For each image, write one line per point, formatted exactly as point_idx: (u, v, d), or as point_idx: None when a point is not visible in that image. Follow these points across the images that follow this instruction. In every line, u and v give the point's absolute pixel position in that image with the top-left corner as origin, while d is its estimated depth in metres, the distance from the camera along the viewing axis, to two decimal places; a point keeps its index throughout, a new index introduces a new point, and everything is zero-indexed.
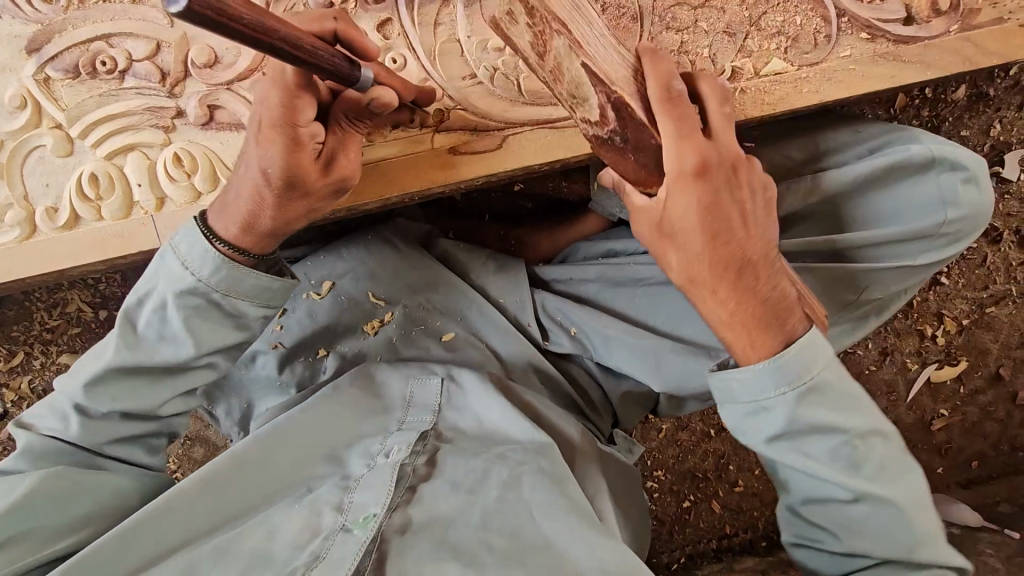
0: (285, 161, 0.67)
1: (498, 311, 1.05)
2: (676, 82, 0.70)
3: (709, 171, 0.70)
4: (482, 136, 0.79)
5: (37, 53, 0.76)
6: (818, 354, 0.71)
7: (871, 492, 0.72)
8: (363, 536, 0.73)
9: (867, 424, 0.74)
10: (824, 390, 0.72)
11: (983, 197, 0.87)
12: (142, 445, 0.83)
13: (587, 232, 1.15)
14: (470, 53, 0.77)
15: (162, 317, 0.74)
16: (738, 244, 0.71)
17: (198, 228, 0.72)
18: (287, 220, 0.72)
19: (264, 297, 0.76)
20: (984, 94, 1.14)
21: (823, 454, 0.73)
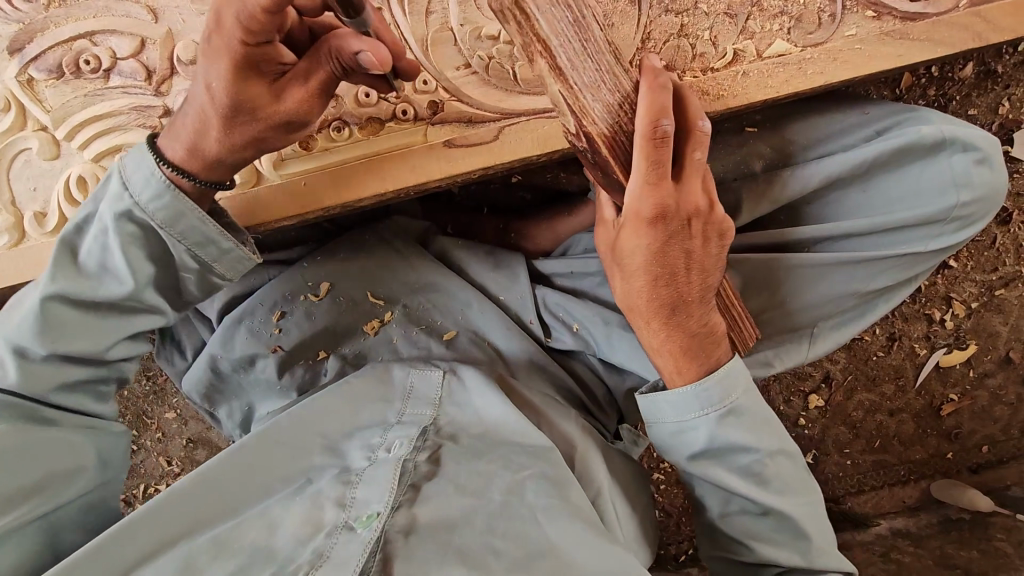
0: (230, 78, 0.64)
1: (498, 309, 1.04)
2: (665, 121, 0.65)
3: (666, 220, 0.69)
4: (478, 128, 0.76)
5: (19, 54, 0.74)
6: (736, 382, 0.76)
7: (776, 508, 0.78)
8: (367, 535, 0.72)
9: (776, 445, 0.80)
10: (740, 408, 0.77)
11: (996, 175, 0.85)
12: (89, 392, 0.77)
13: (585, 222, 1.10)
14: (464, 42, 0.75)
15: (101, 244, 0.70)
16: (681, 284, 0.73)
17: (146, 152, 0.69)
18: (233, 150, 0.69)
19: (205, 249, 0.71)
20: (992, 71, 1.12)
21: (738, 471, 0.79)
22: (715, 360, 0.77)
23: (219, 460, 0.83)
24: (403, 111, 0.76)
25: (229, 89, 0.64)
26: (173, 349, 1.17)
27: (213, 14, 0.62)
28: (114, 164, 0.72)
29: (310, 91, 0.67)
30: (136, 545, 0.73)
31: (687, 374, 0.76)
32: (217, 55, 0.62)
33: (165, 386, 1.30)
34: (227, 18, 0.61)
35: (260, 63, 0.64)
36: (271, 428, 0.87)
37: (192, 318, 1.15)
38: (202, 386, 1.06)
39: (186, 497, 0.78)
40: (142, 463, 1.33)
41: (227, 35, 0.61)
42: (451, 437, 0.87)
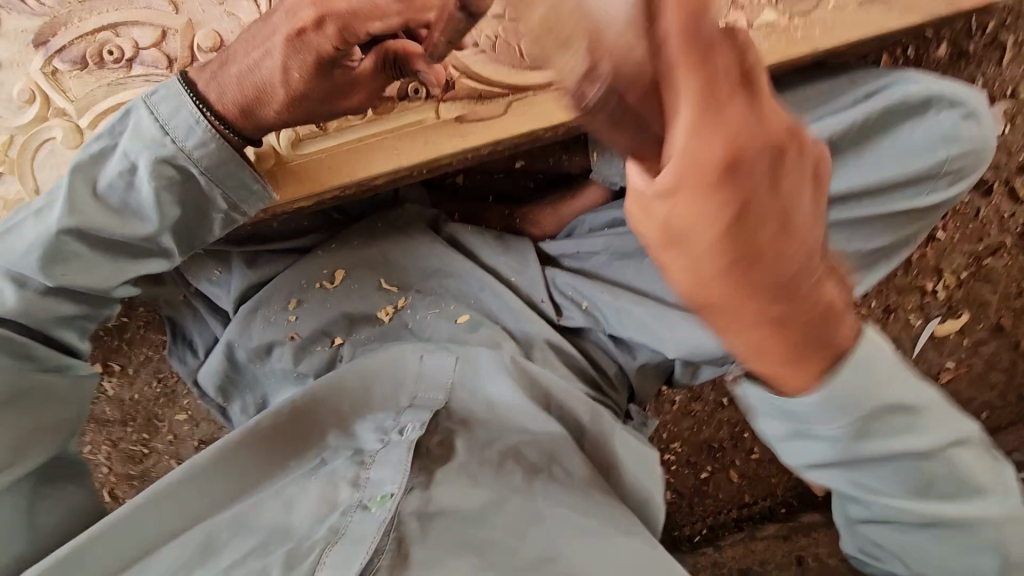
0: (307, 75, 0.69)
1: (508, 290, 1.05)
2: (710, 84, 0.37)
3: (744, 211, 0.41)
4: (488, 104, 0.80)
5: (45, 46, 0.77)
6: (881, 371, 0.58)
7: (944, 517, 0.68)
8: (382, 514, 0.74)
9: (942, 443, 0.66)
10: (880, 414, 0.61)
11: (984, 128, 0.89)
12: (76, 329, 0.79)
13: (586, 204, 1.15)
14: (470, 22, 0.78)
15: (128, 182, 0.72)
16: (782, 257, 0.43)
17: (188, 95, 0.70)
18: (287, 122, 0.73)
19: (238, 194, 0.75)
20: (964, 50, 1.18)
21: (889, 483, 0.67)
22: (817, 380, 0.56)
23: (238, 436, 0.86)
24: (416, 90, 0.79)
25: (307, 83, 0.69)
26: (185, 347, 1.18)
27: (311, 12, 0.66)
28: (136, 101, 0.72)
29: (371, 91, 0.74)
30: (160, 523, 0.79)
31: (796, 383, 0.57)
32: (305, 51, 0.67)
33: (175, 389, 1.29)
34: (328, 25, 0.66)
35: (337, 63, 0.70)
36: (289, 407, 0.89)
37: (205, 315, 1.15)
38: (217, 380, 1.08)
39: (204, 475, 0.82)
40: (153, 466, 1.33)
41: (320, 37, 0.66)
42: (462, 422, 0.91)
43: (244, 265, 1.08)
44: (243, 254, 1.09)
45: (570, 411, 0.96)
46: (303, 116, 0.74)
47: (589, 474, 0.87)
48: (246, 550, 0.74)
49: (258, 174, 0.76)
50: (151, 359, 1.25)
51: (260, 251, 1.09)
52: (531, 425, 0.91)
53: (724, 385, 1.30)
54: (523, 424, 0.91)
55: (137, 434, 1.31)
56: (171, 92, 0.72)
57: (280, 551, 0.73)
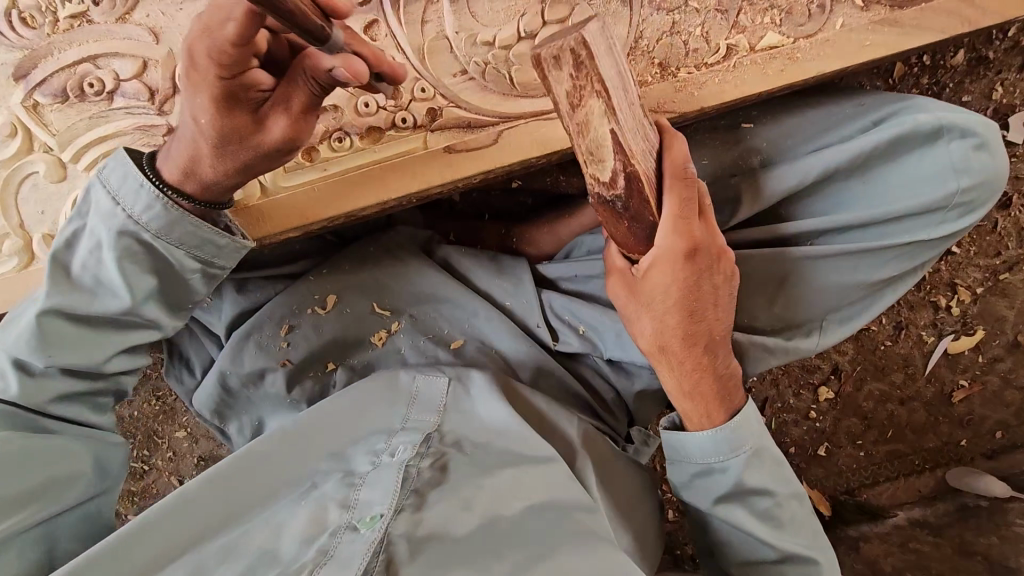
0: (211, 111, 0.65)
1: (502, 315, 1.03)
2: (688, 224, 0.70)
3: (697, 256, 0.72)
4: (477, 133, 0.77)
5: (24, 80, 0.75)
6: (751, 429, 0.82)
7: (793, 553, 0.82)
8: (371, 535, 0.72)
9: (787, 489, 0.84)
10: (752, 459, 0.81)
11: (996, 159, 0.84)
12: (89, 403, 0.81)
13: (586, 223, 1.10)
14: (460, 49, 0.76)
15: (97, 259, 0.71)
16: (706, 320, 0.76)
17: (132, 166, 0.70)
18: (227, 175, 0.70)
19: (204, 250, 0.73)
20: (984, 57, 1.13)
21: (755, 517, 0.83)
22: (733, 403, 0.82)
23: (225, 463, 0.86)
24: (402, 119, 0.77)
25: (213, 122, 0.66)
26: (182, 367, 1.18)
27: (187, 50, 0.63)
28: (92, 178, 0.73)
29: (292, 116, 0.67)
30: (147, 549, 0.76)
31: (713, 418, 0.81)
32: (197, 86, 0.64)
33: (174, 405, 1.30)
34: (200, 56, 0.62)
35: (241, 94, 0.65)
36: (276, 433, 0.90)
37: (198, 334, 1.15)
38: (212, 403, 1.07)
39: (197, 501, 0.82)
40: (153, 483, 1.32)
41: (205, 70, 0.63)
42: (454, 444, 0.88)
43: (235, 290, 1.08)
44: (235, 279, 1.08)
45: (561, 428, 0.95)
46: (243, 164, 0.70)
47: (586, 502, 0.85)
48: (234, 573, 0.72)
49: (224, 220, 0.74)
50: (150, 375, 1.28)
51: (251, 276, 1.08)
52: (525, 451, 0.89)
53: None
54: (518, 447, 0.89)
55: (137, 451, 1.31)
56: (120, 163, 0.71)
57: None
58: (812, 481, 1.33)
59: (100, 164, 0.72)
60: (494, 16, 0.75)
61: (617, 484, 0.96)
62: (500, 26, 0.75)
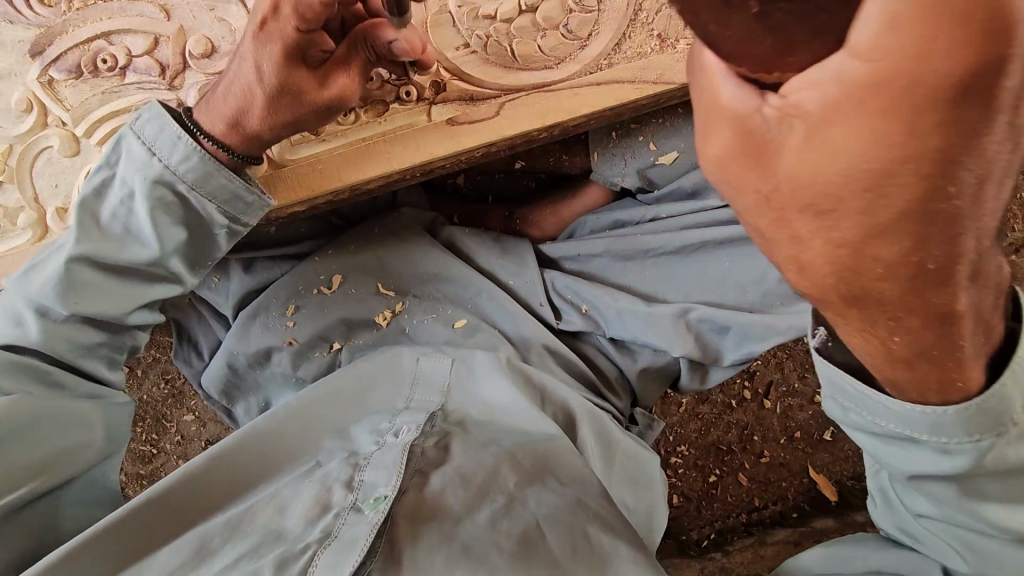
0: (280, 64, 0.67)
1: (506, 294, 1.04)
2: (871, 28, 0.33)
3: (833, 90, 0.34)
4: (479, 106, 0.79)
5: (40, 56, 0.77)
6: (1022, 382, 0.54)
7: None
8: (374, 517, 0.71)
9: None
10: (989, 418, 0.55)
11: None
12: (104, 357, 0.81)
13: (587, 204, 1.13)
14: (462, 22, 0.76)
15: (128, 209, 0.74)
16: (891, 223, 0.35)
17: (168, 116, 0.72)
18: (274, 129, 0.71)
19: (233, 205, 0.74)
20: None
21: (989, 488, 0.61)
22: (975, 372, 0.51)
23: (232, 440, 0.87)
24: (406, 92, 0.77)
25: (278, 74, 0.67)
26: (190, 348, 1.19)
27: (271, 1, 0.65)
28: (124, 128, 0.74)
29: (353, 76, 0.71)
30: (154, 523, 0.78)
31: (961, 379, 0.51)
32: (271, 39, 0.66)
33: (182, 389, 1.32)
34: (285, 8, 0.64)
35: (307, 50, 0.68)
36: (282, 409, 0.91)
37: (207, 316, 1.17)
38: (218, 384, 1.09)
39: (202, 478, 0.83)
40: (161, 467, 1.34)
41: (282, 22, 0.65)
42: (458, 423, 0.90)
43: (242, 270, 1.09)
44: (241, 261, 1.10)
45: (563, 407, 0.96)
46: (291, 120, 0.71)
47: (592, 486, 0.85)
48: (242, 550, 0.72)
49: (251, 183, 0.76)
50: (159, 359, 1.29)
51: (257, 256, 1.10)
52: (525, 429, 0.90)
53: (734, 387, 1.30)
54: (519, 425, 0.91)
55: (145, 435, 1.33)
56: (155, 115, 0.73)
57: (271, 554, 0.69)
58: (817, 466, 1.32)
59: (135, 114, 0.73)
60: None
61: (618, 465, 0.96)
62: None
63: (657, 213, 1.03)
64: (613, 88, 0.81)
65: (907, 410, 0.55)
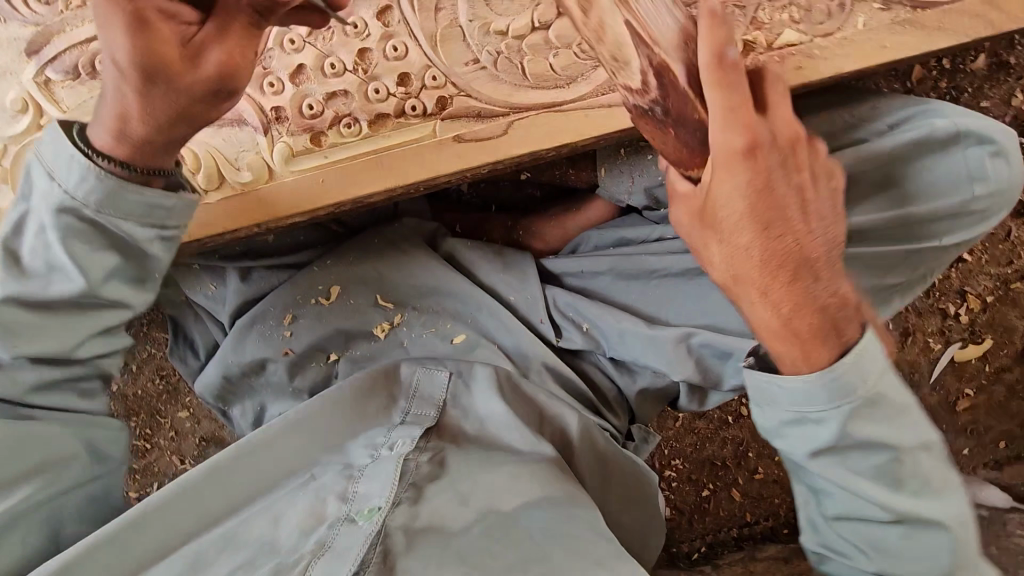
0: (133, 45, 0.64)
1: (506, 311, 1.03)
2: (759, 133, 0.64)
3: (760, 153, 0.64)
4: (486, 124, 0.77)
5: (36, 55, 0.75)
6: (868, 374, 0.68)
7: (910, 513, 0.71)
8: (368, 528, 0.74)
9: (914, 441, 0.71)
10: (864, 407, 0.68)
11: (1012, 171, 0.83)
12: (72, 389, 0.78)
13: (592, 218, 1.12)
14: (472, 38, 0.76)
15: (44, 244, 0.69)
16: (802, 241, 0.68)
17: (65, 138, 0.68)
18: (159, 126, 0.68)
19: (153, 215, 0.70)
20: (1005, 62, 1.13)
21: (867, 472, 0.71)
22: (819, 357, 0.68)
23: (231, 451, 0.85)
24: (411, 107, 0.77)
25: (132, 55, 0.64)
26: (187, 347, 1.18)
27: None
28: (30, 159, 0.71)
29: (232, 50, 0.67)
30: (148, 538, 0.77)
31: (812, 359, 0.68)
32: (112, 20, 0.63)
33: (177, 385, 1.31)
34: None
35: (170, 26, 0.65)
36: (280, 422, 0.88)
37: (204, 319, 1.15)
38: (214, 389, 1.08)
39: (196, 490, 0.81)
40: (154, 462, 1.34)
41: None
42: (452, 439, 0.90)
43: (240, 279, 1.09)
44: (240, 268, 1.09)
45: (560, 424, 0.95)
46: (173, 112, 0.68)
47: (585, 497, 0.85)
48: (234, 566, 0.75)
49: (172, 188, 0.72)
50: (155, 356, 1.28)
51: (255, 265, 1.09)
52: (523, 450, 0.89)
53: (731, 404, 1.29)
54: (512, 444, 0.90)
55: (139, 430, 1.32)
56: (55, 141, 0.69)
57: (264, 568, 0.73)
58: None
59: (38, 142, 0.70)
60: (509, 5, 0.76)
61: (612, 485, 0.96)
62: (515, 15, 0.76)
63: (663, 234, 1.01)
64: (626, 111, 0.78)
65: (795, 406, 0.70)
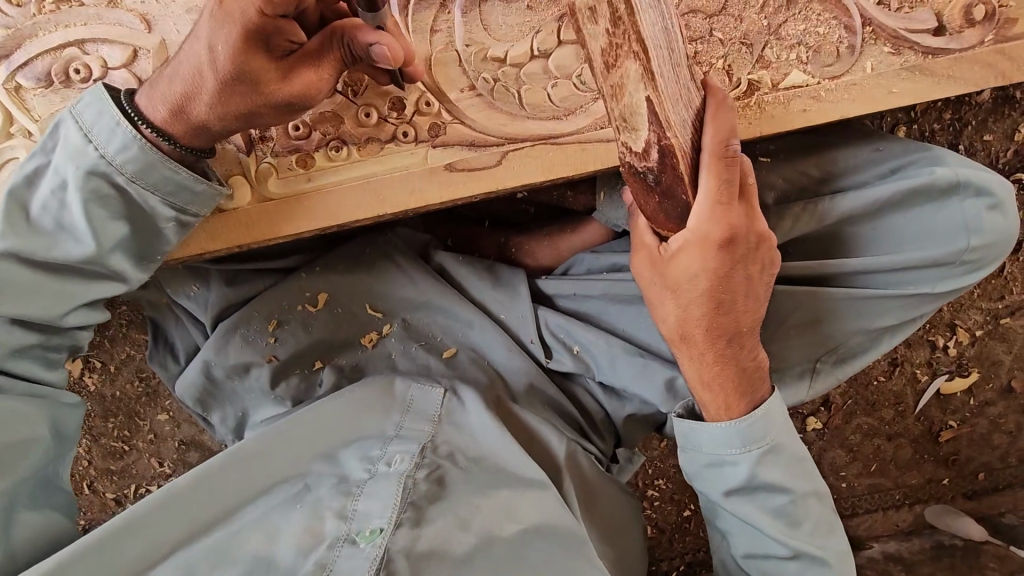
0: (235, 50, 0.62)
1: (498, 329, 1.00)
2: (739, 231, 0.68)
3: (733, 244, 0.68)
4: (480, 152, 0.75)
5: (6, 60, 0.71)
6: (774, 423, 0.76)
7: (804, 551, 0.77)
8: (371, 551, 0.72)
9: (808, 485, 0.79)
10: (770, 450, 0.76)
11: (1008, 222, 0.82)
12: (38, 358, 0.73)
13: (587, 240, 1.10)
14: (469, 64, 0.73)
15: (60, 201, 0.66)
16: (743, 321, 0.73)
17: (110, 101, 0.66)
18: (223, 119, 0.66)
19: (180, 197, 0.68)
20: (1011, 96, 1.11)
21: (769, 512, 0.78)
22: (757, 397, 0.77)
23: (218, 460, 0.83)
24: (403, 133, 0.74)
25: (234, 59, 0.62)
26: (166, 352, 1.15)
27: None
28: (63, 113, 0.67)
29: (322, 72, 0.67)
30: (129, 550, 0.75)
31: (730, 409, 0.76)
32: (224, 21, 0.60)
33: (157, 388, 1.28)
34: None
35: (270, 38, 0.63)
36: (271, 432, 0.87)
37: (183, 320, 1.11)
38: (194, 392, 1.04)
39: (186, 498, 0.79)
40: (133, 464, 1.32)
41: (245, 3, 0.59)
42: (448, 457, 0.85)
43: (224, 283, 1.03)
44: (224, 272, 1.03)
45: (547, 444, 0.93)
46: (243, 112, 0.67)
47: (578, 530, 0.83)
48: None
49: (201, 172, 0.70)
50: (134, 357, 1.25)
51: (242, 269, 1.04)
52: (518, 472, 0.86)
53: None
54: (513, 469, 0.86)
55: (116, 431, 1.29)
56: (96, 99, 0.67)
57: None
58: None
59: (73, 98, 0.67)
60: (507, 31, 0.73)
61: (600, 507, 0.95)
62: (513, 42, 0.73)
63: None
64: None
65: (714, 442, 0.76)
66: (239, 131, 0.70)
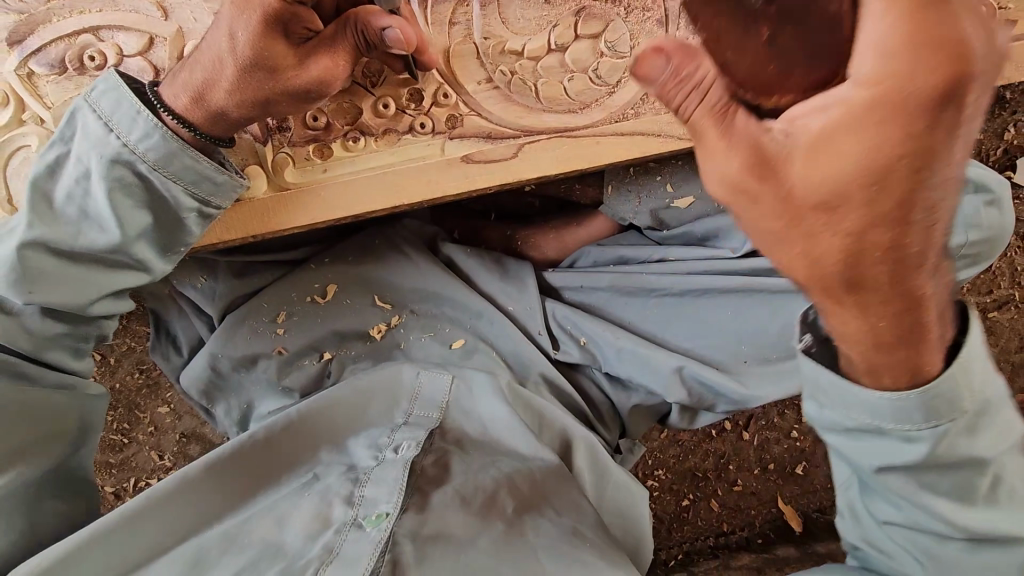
0: (255, 38, 0.62)
1: (506, 319, 1.01)
2: (957, 76, 0.41)
3: (944, 103, 0.42)
4: (497, 144, 0.77)
5: (20, 46, 0.70)
6: (970, 381, 0.58)
7: (988, 528, 0.63)
8: (376, 534, 0.69)
9: (1004, 449, 0.62)
10: (964, 415, 0.59)
11: (1003, 218, 0.85)
12: (70, 348, 0.74)
13: (592, 233, 1.11)
14: (487, 56, 0.75)
15: (83, 189, 0.66)
16: (937, 226, 0.48)
17: (129, 91, 0.65)
18: (241, 107, 0.66)
19: (201, 186, 0.68)
20: (1002, 96, 1.14)
21: (942, 484, 0.63)
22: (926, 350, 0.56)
23: (229, 448, 0.82)
24: (421, 124, 0.76)
25: (253, 45, 0.62)
26: (168, 344, 1.14)
27: None
28: (79, 101, 0.67)
29: (338, 60, 0.67)
30: (141, 538, 0.74)
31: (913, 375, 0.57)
32: (246, 9, 0.61)
33: (159, 379, 1.27)
34: None
35: (289, 25, 0.64)
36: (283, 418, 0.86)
37: (187, 311, 1.10)
38: (200, 384, 1.04)
39: (199, 485, 0.79)
40: (132, 457, 1.30)
41: None
42: (456, 443, 0.88)
43: (232, 274, 1.03)
44: (231, 265, 1.03)
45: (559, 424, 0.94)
46: (260, 100, 0.66)
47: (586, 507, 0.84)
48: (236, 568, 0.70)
49: (220, 160, 0.70)
50: (135, 349, 1.25)
51: (252, 262, 1.04)
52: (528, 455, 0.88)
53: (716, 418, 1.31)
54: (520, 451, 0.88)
55: (116, 424, 1.28)
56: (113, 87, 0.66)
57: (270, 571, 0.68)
58: (786, 497, 1.37)
59: (90, 86, 0.66)
60: (525, 24, 0.75)
61: (610, 495, 0.96)
62: (531, 35, 0.76)
63: (665, 256, 1.01)
64: (637, 138, 0.81)
65: (880, 408, 0.59)
66: (257, 121, 0.70)
